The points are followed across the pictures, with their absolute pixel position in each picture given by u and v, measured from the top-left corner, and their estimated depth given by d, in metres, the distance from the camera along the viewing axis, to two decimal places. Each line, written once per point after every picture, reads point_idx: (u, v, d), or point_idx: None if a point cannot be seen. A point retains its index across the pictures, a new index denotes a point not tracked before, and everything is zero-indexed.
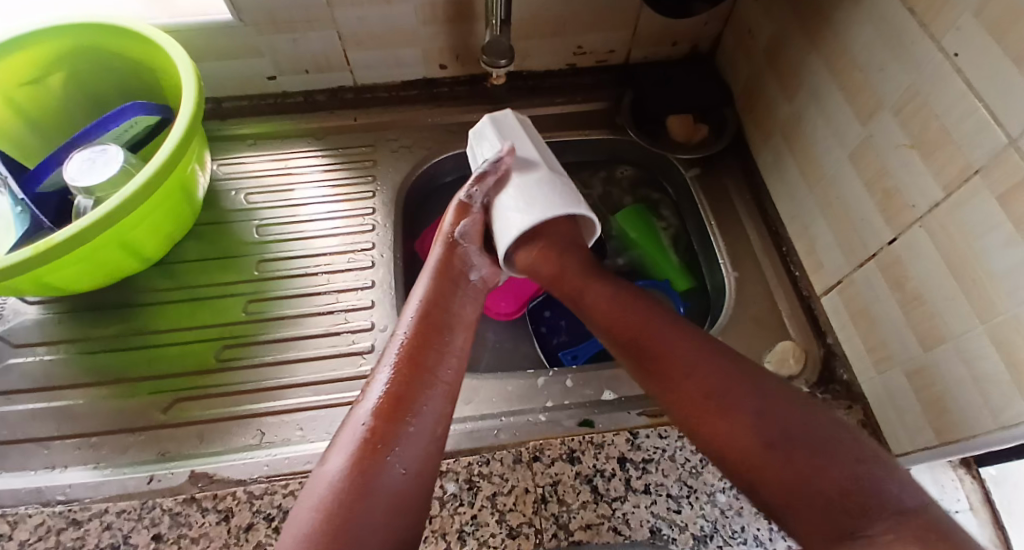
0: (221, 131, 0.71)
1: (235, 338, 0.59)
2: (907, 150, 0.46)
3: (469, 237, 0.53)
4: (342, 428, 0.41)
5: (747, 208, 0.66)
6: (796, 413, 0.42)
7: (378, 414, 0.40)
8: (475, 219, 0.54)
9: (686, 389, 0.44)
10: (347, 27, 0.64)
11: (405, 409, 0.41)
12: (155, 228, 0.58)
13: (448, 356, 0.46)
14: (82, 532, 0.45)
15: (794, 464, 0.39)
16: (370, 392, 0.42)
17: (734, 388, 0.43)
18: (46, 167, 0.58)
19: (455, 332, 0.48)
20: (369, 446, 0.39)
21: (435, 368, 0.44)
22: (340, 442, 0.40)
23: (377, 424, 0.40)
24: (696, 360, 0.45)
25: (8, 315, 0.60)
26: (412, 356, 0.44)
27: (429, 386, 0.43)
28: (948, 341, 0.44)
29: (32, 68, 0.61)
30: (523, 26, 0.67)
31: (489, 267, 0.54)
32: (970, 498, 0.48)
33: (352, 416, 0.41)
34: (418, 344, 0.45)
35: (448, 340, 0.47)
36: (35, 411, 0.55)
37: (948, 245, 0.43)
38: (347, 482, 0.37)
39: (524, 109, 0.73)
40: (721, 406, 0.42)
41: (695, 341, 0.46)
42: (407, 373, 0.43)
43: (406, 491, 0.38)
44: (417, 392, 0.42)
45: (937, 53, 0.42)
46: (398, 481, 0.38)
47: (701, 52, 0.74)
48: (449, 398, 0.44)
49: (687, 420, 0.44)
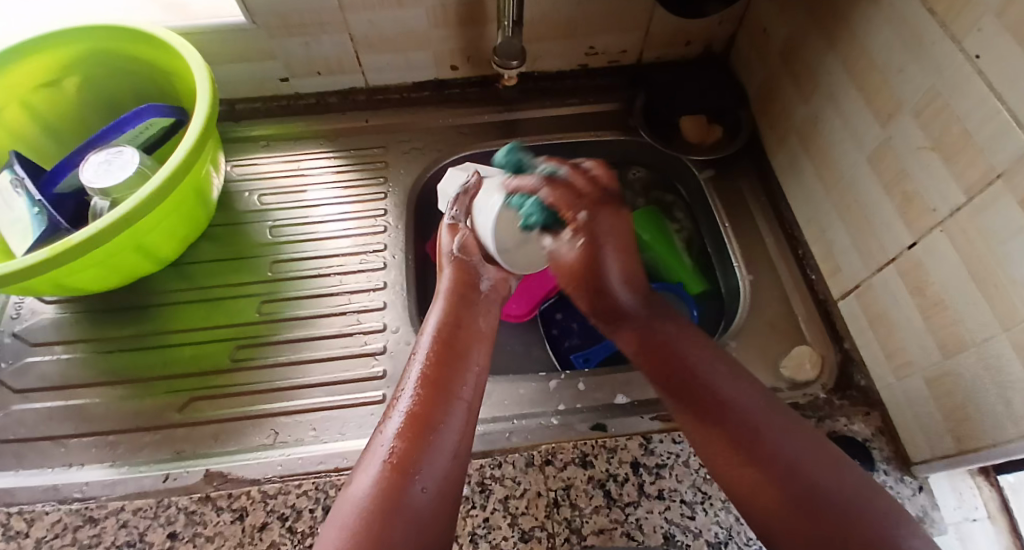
0: (234, 133, 0.72)
1: (248, 339, 0.59)
2: (927, 153, 0.45)
3: (467, 249, 0.55)
4: (366, 453, 0.41)
5: (763, 210, 0.66)
6: (815, 457, 0.40)
7: (400, 436, 0.40)
8: (465, 234, 0.56)
9: (721, 410, 0.43)
10: (359, 30, 0.64)
11: (427, 428, 0.41)
12: (171, 232, 0.59)
13: (467, 373, 0.46)
14: (98, 529, 0.46)
15: (809, 514, 0.37)
16: (391, 414, 0.42)
17: (754, 430, 0.41)
18: (63, 168, 0.59)
19: (473, 348, 0.48)
20: (393, 468, 0.39)
21: (453, 385, 0.44)
22: (364, 466, 0.40)
23: (400, 447, 0.40)
24: (719, 398, 0.43)
25: (26, 314, 0.61)
26: (430, 376, 0.44)
27: (449, 404, 0.43)
28: (969, 347, 0.43)
29: (48, 71, 0.61)
30: (534, 27, 0.66)
31: (496, 272, 0.54)
32: (988, 506, 0.47)
33: (375, 439, 0.41)
34: (436, 363, 0.45)
35: (465, 357, 0.47)
36: (52, 409, 0.55)
37: (969, 250, 0.42)
38: (373, 506, 0.37)
39: (536, 111, 0.73)
40: (754, 434, 0.41)
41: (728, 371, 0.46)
42: (426, 393, 0.43)
43: (431, 512, 0.38)
44: (437, 410, 0.42)
45: (957, 54, 0.41)
46: (422, 503, 0.38)
47: (715, 53, 0.74)
48: (469, 414, 0.44)
49: (716, 442, 0.42)
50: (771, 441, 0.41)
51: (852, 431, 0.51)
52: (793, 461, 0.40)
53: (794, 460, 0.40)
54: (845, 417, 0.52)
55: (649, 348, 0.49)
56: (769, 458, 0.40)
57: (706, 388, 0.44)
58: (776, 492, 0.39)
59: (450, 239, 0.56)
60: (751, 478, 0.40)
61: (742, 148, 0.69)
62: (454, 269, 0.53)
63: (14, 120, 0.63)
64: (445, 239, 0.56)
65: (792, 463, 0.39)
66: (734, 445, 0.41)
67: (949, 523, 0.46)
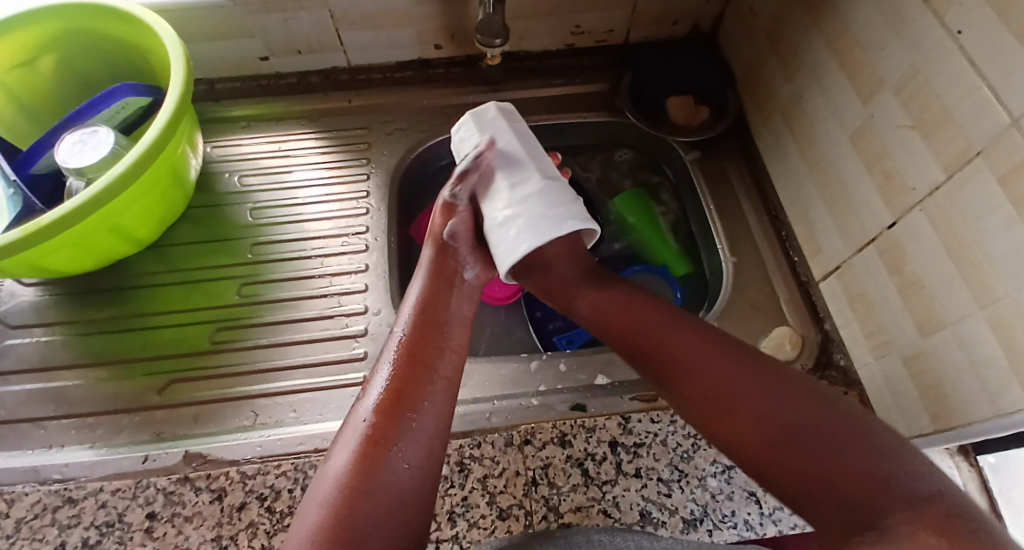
0: (214, 113, 0.71)
1: (230, 322, 0.59)
2: (907, 130, 0.45)
3: (457, 238, 0.51)
4: (344, 428, 0.41)
5: (747, 191, 0.65)
6: (788, 404, 0.38)
7: (380, 411, 0.40)
8: (462, 218, 0.52)
9: (694, 378, 0.41)
10: (339, 7, 0.63)
11: (406, 406, 0.41)
12: (146, 212, 0.58)
13: (447, 352, 0.45)
14: (78, 510, 0.46)
15: (803, 463, 0.36)
16: (371, 388, 0.43)
17: (732, 407, 0.39)
18: (37, 149, 0.58)
19: (454, 327, 0.47)
20: (371, 440, 0.39)
21: (433, 364, 0.44)
22: (344, 439, 0.40)
23: (378, 421, 0.40)
24: (693, 375, 0.42)
25: (5, 296, 0.60)
26: (412, 352, 0.44)
27: (429, 381, 0.43)
28: (946, 326, 0.43)
29: (24, 48, 0.60)
30: (518, 4, 0.65)
31: (482, 267, 0.52)
32: (967, 485, 0.47)
33: (353, 415, 0.41)
34: (416, 339, 0.45)
35: (446, 336, 0.46)
36: (32, 392, 0.55)
37: (947, 229, 0.42)
38: (350, 478, 0.37)
39: (521, 91, 0.72)
40: (726, 399, 0.40)
41: (702, 338, 0.43)
42: (407, 370, 0.43)
43: (407, 483, 0.38)
44: (417, 387, 0.42)
45: (939, 30, 0.41)
46: (401, 476, 0.38)
47: (703, 32, 0.73)
48: (448, 393, 0.43)
49: (703, 417, 0.41)
50: (745, 407, 0.39)
51: None
52: (770, 427, 0.37)
53: (781, 421, 0.37)
54: None
55: (619, 315, 0.47)
56: (753, 410, 0.38)
57: (666, 358, 0.43)
58: (776, 457, 0.37)
59: (443, 220, 0.52)
60: (741, 428, 0.38)
61: (728, 130, 0.68)
62: (437, 248, 0.52)
63: None
64: (436, 217, 0.53)
65: (759, 413, 0.38)
66: (711, 402, 0.40)
67: None
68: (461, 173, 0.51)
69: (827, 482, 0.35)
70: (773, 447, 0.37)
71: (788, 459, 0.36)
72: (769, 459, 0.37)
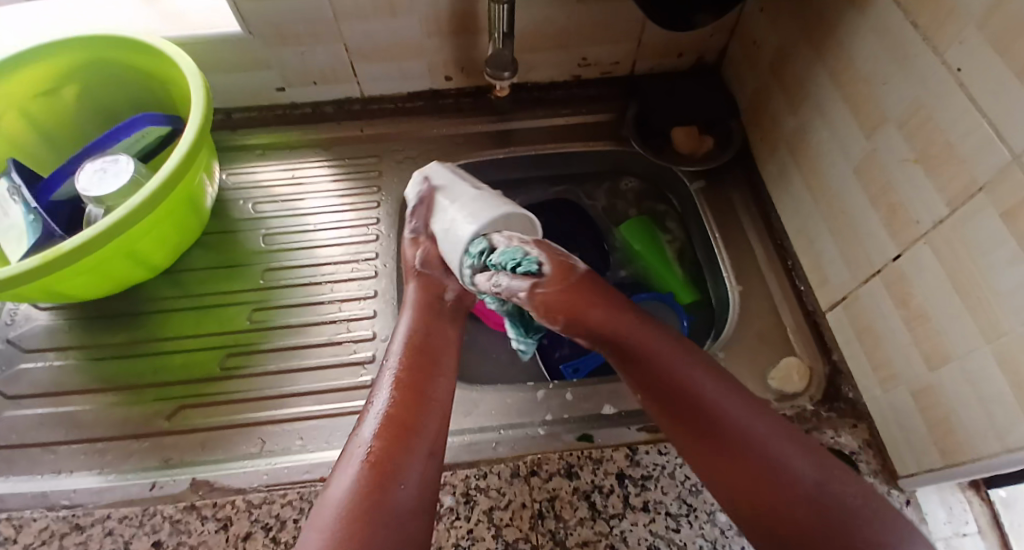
0: (229, 142, 0.72)
1: (240, 347, 0.60)
2: (911, 165, 0.45)
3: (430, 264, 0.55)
4: (342, 455, 0.42)
5: (753, 220, 0.65)
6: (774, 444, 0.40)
7: (378, 437, 0.41)
8: (424, 247, 0.56)
9: (690, 408, 0.43)
10: (352, 40, 0.65)
11: (405, 432, 0.42)
12: (162, 239, 0.59)
13: (441, 379, 0.47)
14: (84, 537, 0.46)
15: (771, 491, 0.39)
16: (368, 416, 0.43)
17: (724, 449, 0.41)
18: (58, 176, 0.60)
19: (447, 354, 0.49)
20: (371, 466, 0.40)
21: (428, 390, 0.45)
22: (341, 467, 0.41)
23: (377, 447, 0.41)
24: (668, 408, 0.44)
25: (20, 321, 0.61)
26: (406, 380, 0.45)
27: (425, 407, 0.44)
28: (954, 361, 0.43)
29: (48, 79, 0.62)
30: (527, 38, 0.67)
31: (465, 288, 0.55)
32: (979, 520, 0.47)
33: (352, 443, 0.42)
34: (410, 368, 0.46)
35: (439, 364, 0.48)
36: (43, 417, 0.56)
37: (953, 264, 0.42)
38: (352, 503, 0.38)
39: (529, 120, 0.73)
40: (718, 433, 0.42)
41: (705, 371, 0.45)
42: (403, 397, 0.44)
43: (409, 509, 0.39)
44: (414, 413, 0.43)
45: (941, 67, 0.42)
46: (402, 501, 0.39)
47: (707, 64, 0.74)
48: (444, 419, 0.45)
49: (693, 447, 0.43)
50: (717, 437, 0.42)
51: (839, 444, 0.50)
52: (762, 463, 0.40)
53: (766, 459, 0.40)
54: (832, 430, 0.51)
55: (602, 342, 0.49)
56: (742, 445, 0.41)
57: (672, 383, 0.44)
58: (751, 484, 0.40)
59: (413, 251, 0.56)
60: (726, 461, 0.41)
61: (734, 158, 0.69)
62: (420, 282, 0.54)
63: (11, 128, 0.63)
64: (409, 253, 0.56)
65: (747, 451, 0.40)
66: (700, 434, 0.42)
67: (938, 538, 0.46)
68: (414, 210, 0.58)
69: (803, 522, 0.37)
70: (758, 482, 0.39)
71: (768, 495, 0.39)
72: (758, 494, 0.39)
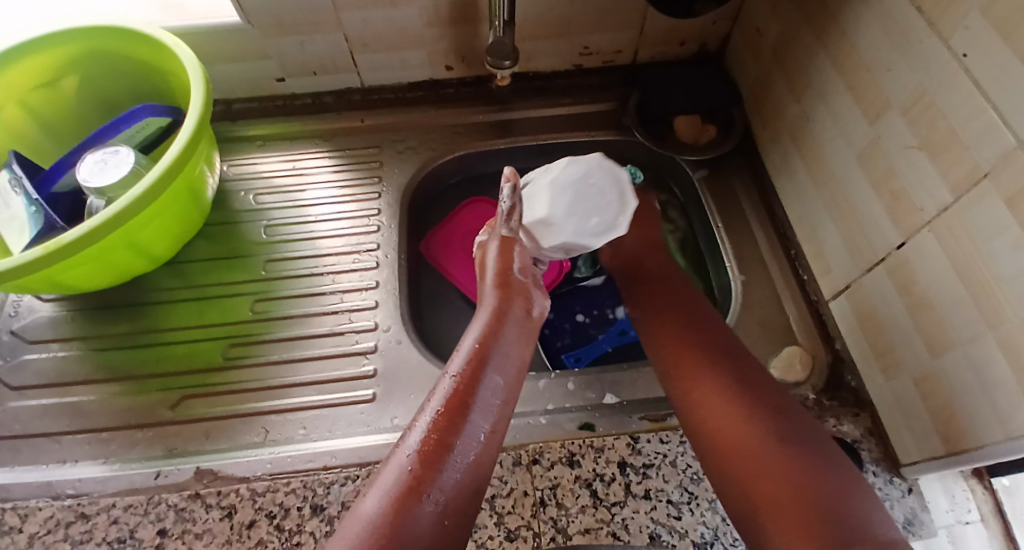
0: (230, 133, 0.72)
1: (242, 337, 0.60)
2: (914, 151, 0.45)
3: (515, 266, 0.51)
4: (381, 469, 0.39)
5: (756, 210, 0.65)
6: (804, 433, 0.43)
7: (422, 457, 0.38)
8: (513, 250, 0.52)
9: (723, 374, 0.47)
10: (352, 30, 0.65)
11: (450, 455, 0.39)
12: (163, 230, 0.59)
13: (496, 401, 0.43)
14: (90, 525, 0.47)
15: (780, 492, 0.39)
16: (417, 422, 0.41)
17: (741, 414, 0.44)
18: (59, 167, 0.60)
19: (508, 373, 0.45)
20: (410, 489, 0.37)
21: (483, 413, 0.42)
22: (380, 477, 0.38)
23: (420, 470, 0.38)
24: (711, 399, 0.45)
25: (23, 312, 0.61)
26: (464, 394, 0.42)
27: (474, 431, 0.41)
28: (956, 348, 0.43)
29: (48, 70, 0.62)
30: (527, 26, 0.66)
31: (542, 297, 0.52)
32: (981, 508, 0.47)
33: (394, 453, 0.40)
34: (472, 382, 0.43)
35: (498, 385, 0.44)
36: (47, 407, 0.56)
37: (957, 251, 0.42)
38: (387, 522, 0.35)
39: (530, 109, 0.73)
40: (750, 404, 0.44)
41: (739, 353, 0.49)
42: (455, 416, 0.41)
43: (438, 539, 0.37)
44: (462, 434, 0.40)
45: (945, 52, 0.41)
46: (432, 529, 0.37)
47: (709, 52, 0.73)
48: (492, 444, 0.42)
49: (704, 403, 0.46)
50: (749, 435, 0.43)
51: (842, 432, 0.51)
52: (780, 442, 0.42)
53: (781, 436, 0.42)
54: (834, 418, 0.52)
55: (665, 343, 0.51)
56: (766, 419, 0.43)
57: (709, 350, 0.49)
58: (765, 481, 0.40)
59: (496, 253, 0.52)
60: (743, 423, 0.43)
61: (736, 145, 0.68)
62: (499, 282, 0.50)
63: (12, 121, 0.63)
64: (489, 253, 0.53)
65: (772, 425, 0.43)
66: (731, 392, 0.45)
67: (940, 526, 0.46)
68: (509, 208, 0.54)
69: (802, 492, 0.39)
70: (772, 449, 0.41)
71: (783, 463, 0.41)
72: (762, 457, 0.41)
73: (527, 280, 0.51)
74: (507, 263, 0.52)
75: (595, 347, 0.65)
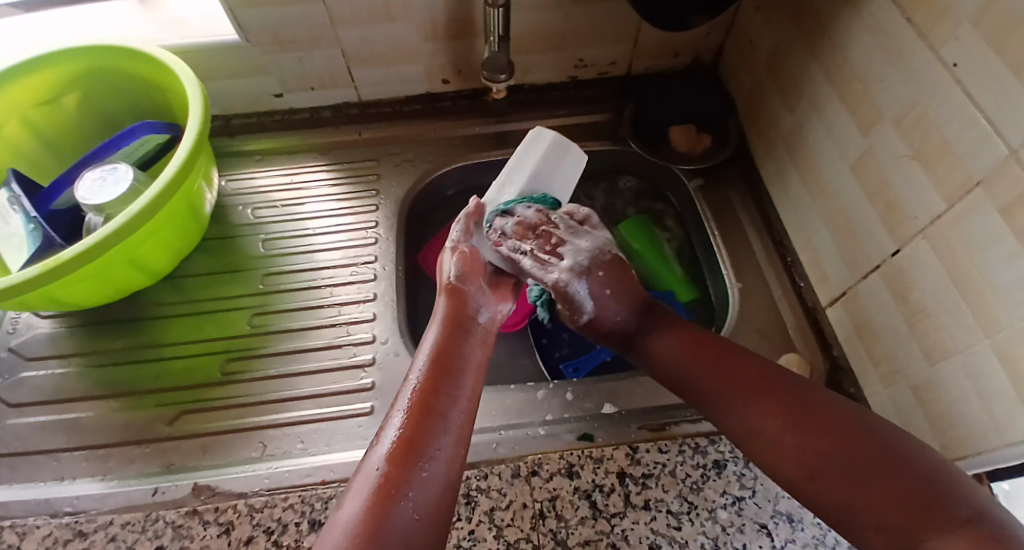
0: (229, 148, 0.73)
1: (240, 352, 0.60)
2: (907, 160, 0.45)
3: (466, 278, 0.52)
4: (354, 478, 0.39)
5: (752, 219, 0.65)
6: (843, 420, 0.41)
7: (392, 459, 0.39)
8: (465, 258, 0.53)
9: (755, 391, 0.44)
10: (350, 46, 0.65)
11: (418, 454, 0.40)
12: (161, 246, 0.59)
13: (459, 401, 0.44)
14: (87, 543, 0.46)
15: (861, 493, 0.37)
16: (383, 432, 0.41)
17: (785, 431, 0.42)
18: (58, 185, 0.60)
19: (466, 376, 0.46)
20: (383, 489, 0.38)
21: (446, 412, 0.43)
22: (356, 487, 0.38)
23: (390, 469, 0.39)
24: (748, 423, 0.44)
25: (22, 329, 0.62)
26: (424, 398, 0.43)
27: (440, 429, 0.42)
28: (953, 357, 0.42)
29: (47, 88, 0.63)
30: (523, 39, 0.67)
31: (495, 304, 0.54)
32: None
33: (365, 462, 0.40)
34: (429, 387, 0.44)
35: (458, 386, 0.45)
36: (45, 423, 0.56)
37: (951, 259, 0.42)
38: (364, 523, 0.36)
39: (527, 121, 0.73)
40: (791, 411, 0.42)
41: (759, 359, 0.47)
42: (418, 417, 0.42)
43: (417, 535, 0.37)
44: (429, 436, 0.41)
45: (936, 63, 0.42)
46: (410, 527, 0.37)
47: (703, 63, 0.74)
48: (460, 442, 0.43)
49: (758, 435, 0.43)
50: (799, 436, 0.41)
51: None
52: (830, 443, 0.40)
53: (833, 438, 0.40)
54: None
55: (689, 344, 0.50)
56: (812, 423, 0.41)
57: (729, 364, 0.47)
58: (834, 488, 0.38)
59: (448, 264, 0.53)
60: (785, 442, 0.41)
61: (731, 156, 0.69)
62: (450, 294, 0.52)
63: (13, 139, 0.64)
64: (444, 264, 0.54)
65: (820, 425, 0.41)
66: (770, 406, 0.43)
67: None
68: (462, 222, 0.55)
69: (878, 482, 0.37)
70: (828, 454, 0.39)
71: (845, 462, 0.38)
72: (826, 467, 0.39)
73: (477, 288, 0.53)
74: (475, 274, 0.53)
75: (592, 357, 0.64)
